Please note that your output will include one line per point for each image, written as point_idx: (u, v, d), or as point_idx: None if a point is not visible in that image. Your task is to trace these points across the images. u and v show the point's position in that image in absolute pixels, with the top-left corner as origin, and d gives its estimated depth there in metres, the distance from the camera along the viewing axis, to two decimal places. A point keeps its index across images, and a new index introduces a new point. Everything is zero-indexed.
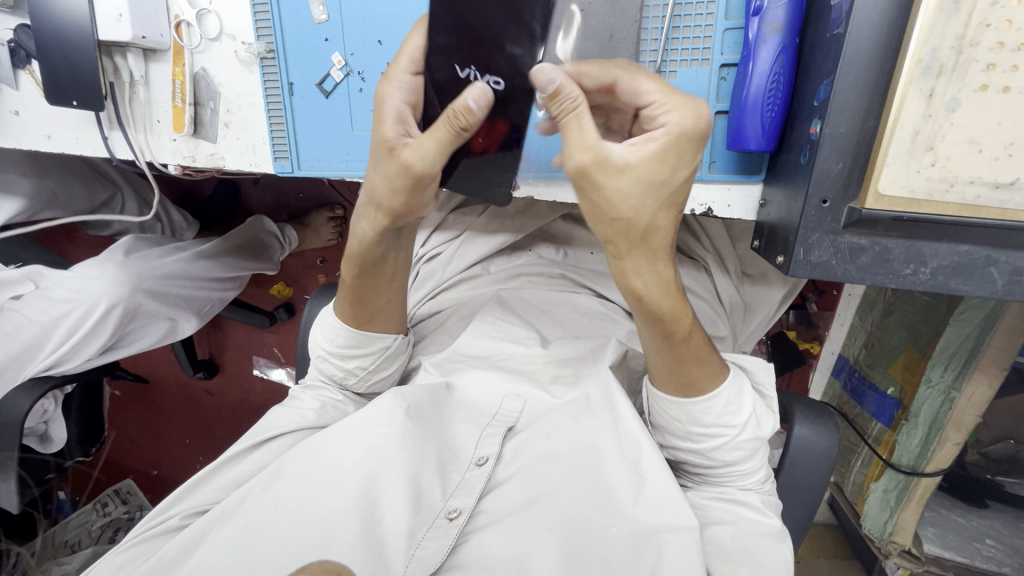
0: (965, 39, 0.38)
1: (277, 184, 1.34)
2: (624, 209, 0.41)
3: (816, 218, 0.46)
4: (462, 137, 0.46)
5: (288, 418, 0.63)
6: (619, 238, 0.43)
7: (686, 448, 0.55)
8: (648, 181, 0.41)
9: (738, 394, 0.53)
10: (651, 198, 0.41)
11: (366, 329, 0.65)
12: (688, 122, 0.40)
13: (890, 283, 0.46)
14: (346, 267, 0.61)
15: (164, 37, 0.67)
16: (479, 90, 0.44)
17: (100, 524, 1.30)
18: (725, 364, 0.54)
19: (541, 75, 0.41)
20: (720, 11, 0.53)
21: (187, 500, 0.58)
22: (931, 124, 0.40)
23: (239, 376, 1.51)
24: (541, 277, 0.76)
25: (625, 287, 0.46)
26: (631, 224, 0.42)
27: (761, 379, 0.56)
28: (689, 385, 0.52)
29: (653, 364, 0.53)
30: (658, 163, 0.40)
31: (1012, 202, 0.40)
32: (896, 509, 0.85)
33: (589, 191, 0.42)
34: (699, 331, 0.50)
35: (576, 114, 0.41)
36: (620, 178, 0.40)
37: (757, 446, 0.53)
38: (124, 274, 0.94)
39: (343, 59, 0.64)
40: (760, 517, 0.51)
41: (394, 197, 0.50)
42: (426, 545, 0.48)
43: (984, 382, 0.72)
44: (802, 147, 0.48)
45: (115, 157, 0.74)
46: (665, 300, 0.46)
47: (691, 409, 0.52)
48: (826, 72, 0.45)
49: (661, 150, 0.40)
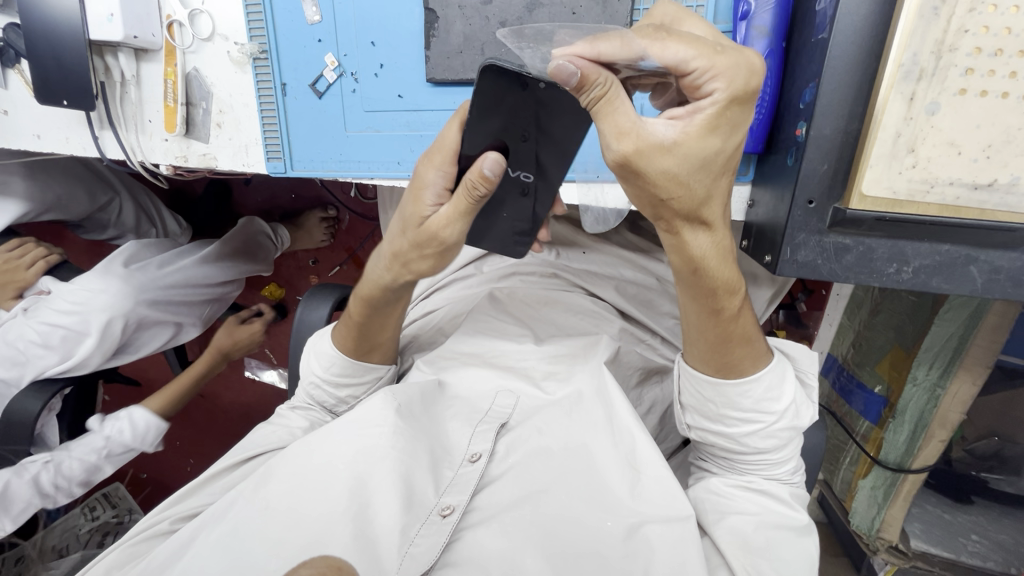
0: (944, 44, 0.39)
1: (270, 185, 1.34)
2: (676, 188, 0.37)
3: (802, 219, 0.47)
4: (481, 201, 0.48)
5: (277, 435, 0.64)
6: (674, 216, 0.40)
7: (716, 432, 0.53)
8: (696, 156, 0.35)
9: (780, 379, 0.50)
10: (703, 174, 0.37)
11: (363, 361, 0.66)
12: (736, 84, 0.34)
13: (873, 282, 0.48)
14: (354, 304, 0.61)
15: (156, 37, 0.67)
16: (491, 156, 0.45)
17: (89, 528, 1.30)
18: (767, 348, 0.52)
19: (559, 72, 0.34)
20: (709, 14, 0.54)
21: (180, 505, 0.59)
22: (912, 127, 0.41)
23: (230, 378, 1.50)
24: (534, 277, 0.77)
25: (679, 257, 0.43)
26: (684, 203, 0.38)
27: (804, 367, 0.54)
28: (729, 366, 0.50)
29: (692, 344, 0.51)
30: (708, 136, 0.35)
31: (990, 202, 0.42)
32: (882, 505, 0.87)
33: (639, 181, 0.37)
34: (746, 310, 0.49)
35: (610, 103, 0.35)
36: (666, 158, 0.35)
37: (792, 435, 0.51)
38: (127, 288, 0.95)
39: (336, 60, 0.65)
40: (787, 511, 0.51)
41: (422, 257, 0.54)
42: (419, 543, 0.48)
43: (968, 380, 0.74)
44: (789, 148, 0.49)
45: (106, 157, 0.74)
46: (720, 270, 0.44)
47: (728, 391, 0.50)
48: (810, 75, 0.46)
49: (710, 121, 0.34)
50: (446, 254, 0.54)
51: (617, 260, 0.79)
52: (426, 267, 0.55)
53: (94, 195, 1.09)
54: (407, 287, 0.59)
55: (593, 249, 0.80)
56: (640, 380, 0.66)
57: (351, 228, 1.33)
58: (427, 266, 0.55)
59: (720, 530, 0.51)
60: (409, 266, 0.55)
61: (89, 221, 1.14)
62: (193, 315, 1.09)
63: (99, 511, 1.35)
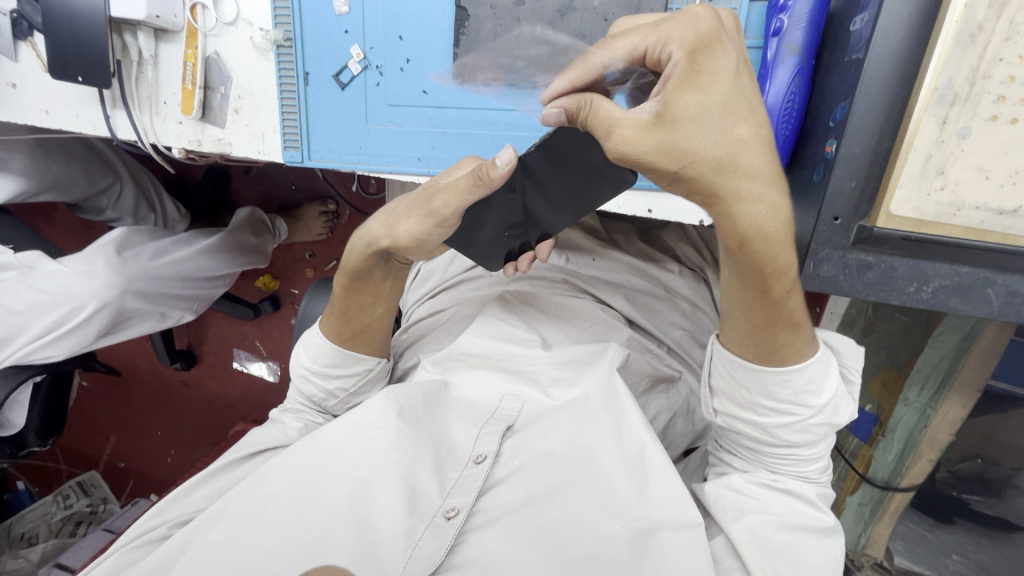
0: (979, 71, 0.40)
1: (271, 174, 1.33)
2: (684, 157, 0.34)
3: (827, 234, 0.48)
4: (482, 184, 0.45)
5: (269, 435, 0.63)
6: (702, 188, 0.36)
7: (746, 420, 0.53)
8: (688, 120, 0.33)
9: (823, 372, 0.50)
10: (711, 132, 0.33)
11: (347, 348, 0.64)
12: (691, 35, 0.33)
13: (894, 300, 0.48)
14: (338, 279, 0.62)
15: (178, 18, 0.66)
16: (508, 149, 0.42)
17: (61, 517, 1.28)
18: (815, 339, 0.49)
19: (548, 116, 0.41)
20: (739, 29, 0.55)
21: (171, 511, 0.58)
22: (943, 149, 0.42)
23: (217, 368, 1.47)
24: (543, 281, 0.76)
25: (726, 236, 0.40)
26: (700, 170, 0.35)
27: (848, 362, 0.54)
28: (771, 351, 0.48)
29: (734, 331, 0.50)
30: (688, 94, 0.33)
31: (1014, 227, 0.43)
32: (869, 522, 0.91)
33: (643, 164, 0.35)
34: (798, 292, 0.45)
35: (592, 106, 0.37)
36: (655, 133, 0.34)
37: (827, 432, 0.51)
38: (117, 275, 0.93)
39: (362, 52, 0.64)
40: (813, 512, 0.52)
41: (405, 219, 0.52)
42: (423, 545, 0.47)
43: (958, 402, 0.75)
44: (817, 164, 0.50)
45: (117, 137, 0.72)
46: (773, 244, 0.39)
47: (766, 378, 0.49)
48: (842, 94, 0.47)
49: (682, 79, 0.33)
50: (433, 230, 0.51)
51: (623, 268, 0.78)
52: (406, 238, 0.53)
53: (93, 179, 1.06)
54: (380, 258, 0.58)
55: (602, 256, 0.78)
56: (646, 387, 0.66)
57: (349, 223, 1.33)
58: (407, 234, 0.52)
59: (738, 528, 0.51)
60: (393, 233, 0.54)
61: (88, 203, 1.11)
62: (180, 309, 1.08)
63: (73, 500, 1.34)
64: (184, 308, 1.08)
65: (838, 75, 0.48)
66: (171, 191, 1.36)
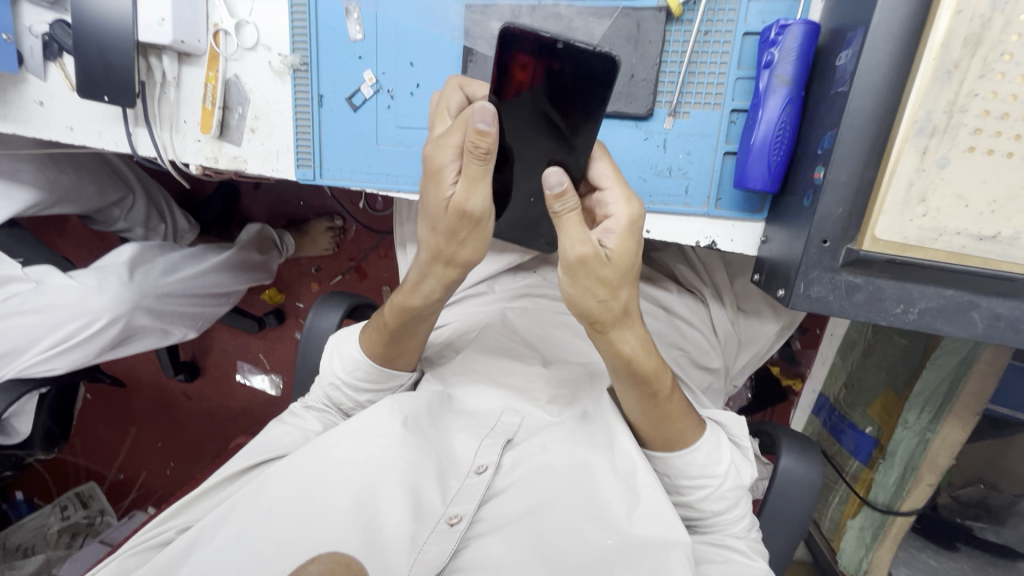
0: (956, 105, 0.42)
1: (281, 190, 1.36)
2: (609, 292, 0.46)
3: (816, 257, 0.50)
4: (483, 160, 0.43)
5: (291, 436, 0.64)
6: (606, 317, 0.48)
7: (677, 500, 0.59)
8: (624, 263, 0.46)
9: (717, 444, 0.57)
10: (625, 278, 0.47)
11: (388, 367, 0.65)
12: (633, 212, 0.47)
13: (882, 320, 0.51)
14: (389, 310, 0.60)
15: (201, 43, 0.69)
16: (481, 107, 0.42)
17: (58, 528, 1.30)
18: (703, 423, 0.58)
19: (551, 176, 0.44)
20: (733, 61, 0.58)
21: (182, 515, 0.59)
22: (924, 178, 0.44)
23: (220, 381, 1.49)
24: (543, 299, 0.78)
25: (614, 354, 0.51)
26: (614, 305, 0.47)
27: (736, 431, 0.61)
28: (669, 440, 0.56)
29: (640, 428, 0.57)
30: (628, 244, 0.46)
31: (994, 252, 0.45)
32: (870, 546, 0.87)
33: (577, 284, 0.45)
34: (678, 389, 0.55)
35: (567, 216, 0.44)
36: (604, 268, 0.45)
37: (740, 495, 0.57)
38: (127, 292, 0.95)
39: (374, 77, 0.68)
40: (747, 560, 0.54)
41: (461, 245, 0.50)
42: (428, 550, 0.49)
43: (958, 427, 0.74)
44: (806, 190, 0.52)
45: (137, 153, 0.76)
46: (650, 362, 0.52)
47: (675, 462, 0.57)
48: (829, 124, 0.49)
49: (624, 235, 0.46)
50: (482, 234, 0.49)
51: None
52: (464, 254, 0.51)
53: (104, 192, 1.09)
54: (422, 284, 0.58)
55: None
56: None
57: (356, 239, 1.36)
58: (471, 249, 0.50)
59: None
60: (448, 256, 0.51)
61: (100, 215, 1.13)
62: (183, 326, 1.09)
63: (70, 510, 1.36)
64: (187, 327, 1.10)
65: (826, 105, 0.50)
66: (184, 205, 1.40)
